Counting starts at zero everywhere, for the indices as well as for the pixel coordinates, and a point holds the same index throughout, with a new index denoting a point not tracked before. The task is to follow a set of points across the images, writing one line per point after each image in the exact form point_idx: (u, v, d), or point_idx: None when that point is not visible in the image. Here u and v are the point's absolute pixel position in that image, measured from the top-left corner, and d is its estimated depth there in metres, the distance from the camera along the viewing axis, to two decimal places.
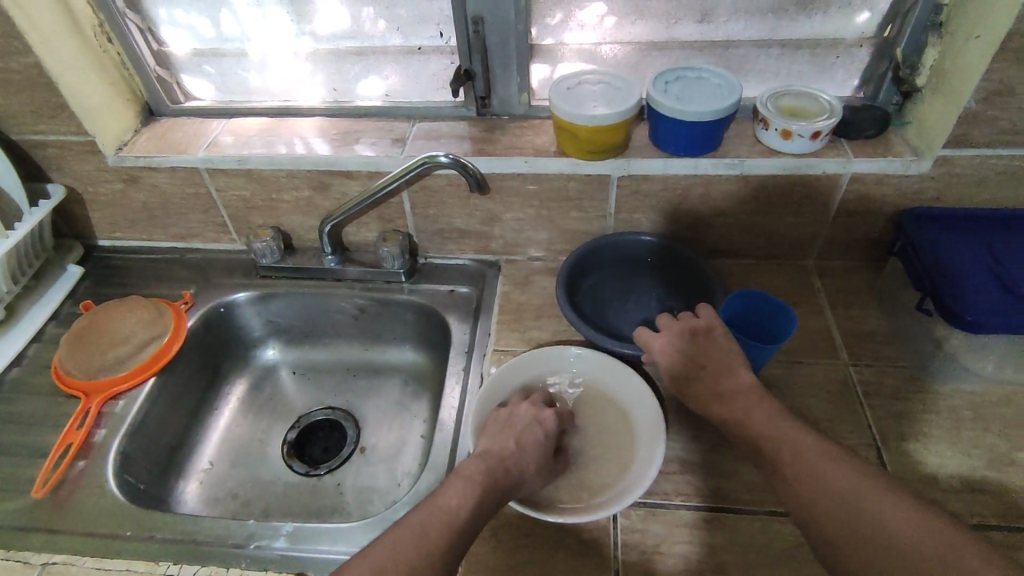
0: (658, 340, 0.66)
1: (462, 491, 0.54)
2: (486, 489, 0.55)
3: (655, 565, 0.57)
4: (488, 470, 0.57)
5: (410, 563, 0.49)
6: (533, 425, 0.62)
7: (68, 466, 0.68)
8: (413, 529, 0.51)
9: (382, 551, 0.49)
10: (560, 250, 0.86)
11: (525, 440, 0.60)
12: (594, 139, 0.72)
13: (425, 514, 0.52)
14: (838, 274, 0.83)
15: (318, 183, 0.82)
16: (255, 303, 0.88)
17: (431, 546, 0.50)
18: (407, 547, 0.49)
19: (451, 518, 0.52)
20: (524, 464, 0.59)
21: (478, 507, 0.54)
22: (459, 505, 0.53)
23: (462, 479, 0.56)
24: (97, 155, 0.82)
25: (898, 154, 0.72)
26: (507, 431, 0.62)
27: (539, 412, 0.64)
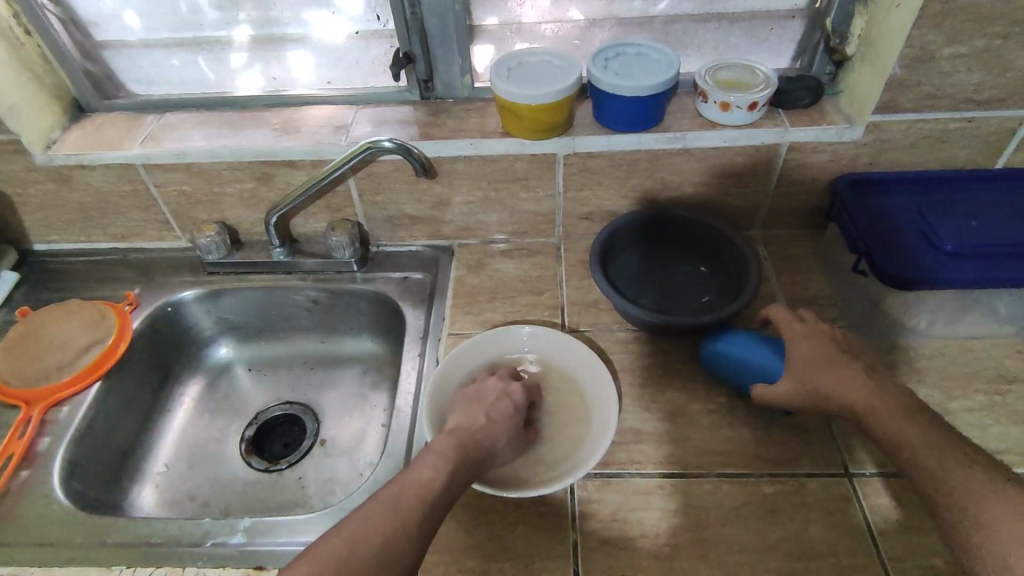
0: (797, 326, 0.63)
1: (435, 465, 0.54)
2: (458, 462, 0.55)
3: (612, 533, 0.58)
4: (460, 443, 0.57)
5: (382, 534, 0.48)
6: (500, 399, 0.63)
7: (11, 477, 0.65)
8: (385, 501, 0.50)
9: (352, 523, 0.48)
10: (511, 232, 0.86)
11: (495, 414, 0.61)
12: (537, 118, 0.72)
13: (396, 487, 0.52)
14: (783, 242, 0.85)
15: (261, 174, 0.80)
16: (204, 301, 0.86)
17: (403, 518, 0.49)
18: (380, 518, 0.49)
19: (424, 490, 0.52)
20: (494, 438, 0.59)
21: (452, 479, 0.54)
22: (432, 477, 0.53)
23: (434, 452, 0.55)
24: (25, 155, 0.79)
25: (832, 122, 0.74)
26: (475, 406, 0.62)
27: (506, 386, 0.65)
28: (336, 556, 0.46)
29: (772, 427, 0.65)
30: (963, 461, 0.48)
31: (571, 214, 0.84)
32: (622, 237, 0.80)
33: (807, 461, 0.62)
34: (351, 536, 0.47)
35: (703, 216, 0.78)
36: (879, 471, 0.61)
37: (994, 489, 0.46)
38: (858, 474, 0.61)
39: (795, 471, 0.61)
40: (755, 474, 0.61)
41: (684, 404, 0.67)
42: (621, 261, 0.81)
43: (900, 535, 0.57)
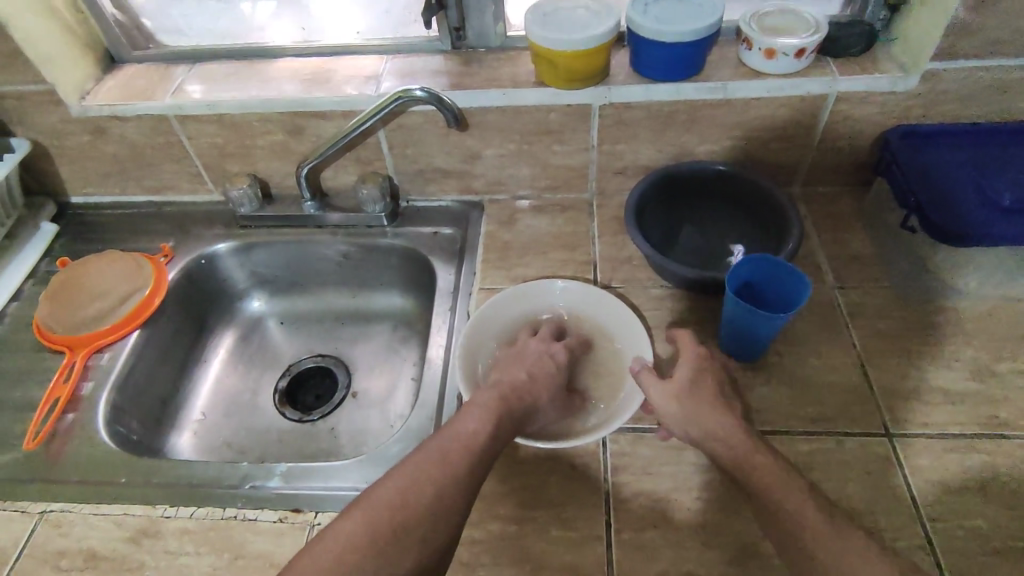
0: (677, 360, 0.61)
1: (479, 417, 0.56)
2: (502, 414, 0.57)
3: (645, 487, 0.58)
4: (502, 397, 0.58)
5: (432, 482, 0.50)
6: (543, 358, 0.64)
7: (58, 419, 0.67)
8: (434, 451, 0.52)
9: (404, 471, 0.51)
10: (543, 187, 0.85)
11: (539, 373, 0.62)
12: (572, 66, 0.70)
13: (445, 438, 0.54)
14: (825, 200, 0.82)
15: (292, 126, 0.80)
16: (237, 255, 0.87)
17: (451, 467, 0.52)
18: (429, 467, 0.51)
19: (471, 440, 0.54)
20: (537, 393, 0.60)
21: (496, 432, 0.55)
22: (476, 428, 0.55)
23: (479, 406, 0.57)
24: (60, 106, 0.79)
25: (885, 71, 0.70)
26: (518, 363, 0.63)
27: (549, 346, 0.66)
28: (390, 502, 0.49)
29: (810, 386, 0.64)
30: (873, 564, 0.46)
31: (604, 169, 0.82)
32: (655, 194, 0.77)
33: (846, 420, 0.61)
34: (403, 484, 0.50)
35: (741, 172, 0.76)
36: (920, 432, 0.60)
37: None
38: (898, 434, 0.60)
39: (833, 430, 0.60)
40: (792, 432, 0.60)
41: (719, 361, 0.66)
42: (655, 220, 0.78)
43: (941, 495, 0.56)
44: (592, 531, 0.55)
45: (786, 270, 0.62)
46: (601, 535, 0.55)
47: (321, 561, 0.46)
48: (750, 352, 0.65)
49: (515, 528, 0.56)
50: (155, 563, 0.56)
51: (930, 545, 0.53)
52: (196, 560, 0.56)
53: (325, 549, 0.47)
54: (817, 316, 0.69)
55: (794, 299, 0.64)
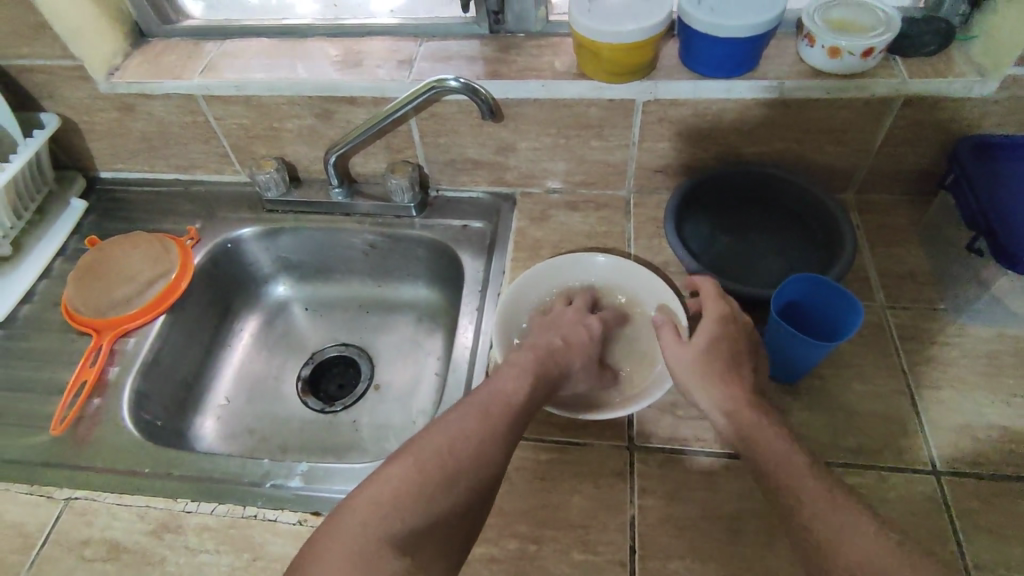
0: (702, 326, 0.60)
1: (517, 377, 0.58)
2: (538, 375, 0.59)
3: (671, 512, 0.56)
4: (538, 358, 0.60)
5: (476, 435, 0.52)
6: (578, 327, 0.66)
7: (84, 404, 0.68)
8: (477, 406, 0.54)
9: (451, 420, 0.53)
10: (578, 182, 0.81)
11: (574, 339, 0.64)
12: (617, 59, 0.66)
13: (485, 396, 0.55)
14: (880, 208, 0.77)
15: (321, 110, 0.77)
16: (263, 239, 0.86)
17: (494, 422, 0.53)
18: (474, 419, 0.53)
19: (512, 397, 0.56)
20: (570, 358, 0.62)
21: (533, 388, 0.57)
22: (517, 386, 0.57)
23: (515, 365, 0.59)
24: (89, 82, 0.78)
25: (960, 74, 0.65)
26: (553, 330, 0.65)
27: (584, 318, 0.67)
28: (437, 452, 0.50)
29: (852, 415, 0.60)
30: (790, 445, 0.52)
31: (644, 166, 0.78)
32: (697, 197, 0.74)
33: (890, 453, 0.58)
34: (449, 436, 0.51)
35: (793, 176, 0.71)
36: (969, 471, 0.56)
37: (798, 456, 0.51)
38: (945, 472, 0.56)
39: (875, 464, 0.57)
40: (831, 463, 0.57)
41: None
42: (695, 225, 0.74)
43: (987, 542, 0.53)
44: (615, 556, 0.54)
45: (837, 293, 0.58)
46: (624, 561, 0.53)
47: (374, 505, 0.47)
48: (788, 375, 0.61)
49: (535, 547, 0.55)
50: (176, 559, 0.57)
51: None
52: (215, 558, 0.56)
53: (377, 492, 0.47)
54: (864, 337, 0.65)
55: (845, 325, 0.60)
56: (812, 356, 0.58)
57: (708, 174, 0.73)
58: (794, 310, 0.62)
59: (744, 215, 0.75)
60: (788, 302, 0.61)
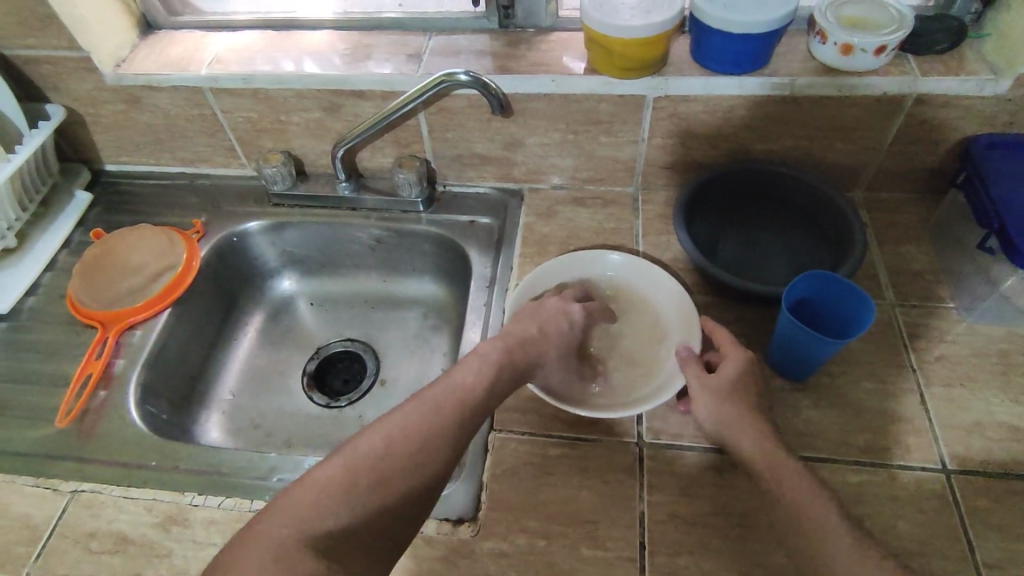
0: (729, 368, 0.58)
1: (478, 370, 0.58)
2: (502, 369, 0.59)
3: (681, 509, 0.55)
4: (504, 349, 0.60)
5: (418, 435, 0.51)
6: (557, 315, 0.65)
7: (90, 396, 0.67)
8: (425, 404, 0.54)
9: (396, 418, 0.52)
10: (586, 178, 0.81)
11: (550, 328, 0.64)
12: (628, 55, 0.65)
13: (435, 394, 0.55)
14: (889, 206, 0.77)
15: (329, 104, 0.77)
16: (269, 233, 0.85)
17: (439, 422, 0.53)
18: (420, 417, 0.52)
19: (464, 396, 0.55)
20: (542, 349, 0.62)
21: (493, 383, 0.57)
22: (473, 384, 0.56)
23: (480, 356, 0.59)
24: (96, 73, 0.77)
25: (972, 72, 0.64)
26: (531, 317, 0.65)
27: (567, 304, 0.66)
28: (373, 451, 0.50)
29: (862, 412, 0.60)
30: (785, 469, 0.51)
31: (653, 163, 0.78)
32: (706, 194, 0.73)
33: (900, 451, 0.58)
34: (388, 435, 0.51)
35: (803, 174, 0.71)
36: (980, 470, 0.56)
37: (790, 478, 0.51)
38: (956, 470, 0.56)
39: (885, 462, 0.57)
40: (841, 460, 0.57)
41: (766, 379, 0.63)
42: (704, 222, 0.74)
43: (997, 541, 0.53)
44: (624, 552, 0.54)
45: (845, 289, 0.59)
46: (633, 557, 0.53)
47: (302, 502, 0.46)
48: (798, 372, 0.61)
49: (543, 543, 0.55)
50: (182, 552, 0.56)
51: None
52: None
53: (308, 489, 0.47)
54: (874, 335, 0.65)
55: (856, 322, 0.60)
56: (824, 353, 0.58)
57: (717, 170, 0.73)
58: (804, 307, 0.62)
59: (753, 214, 0.75)
60: (797, 299, 0.61)
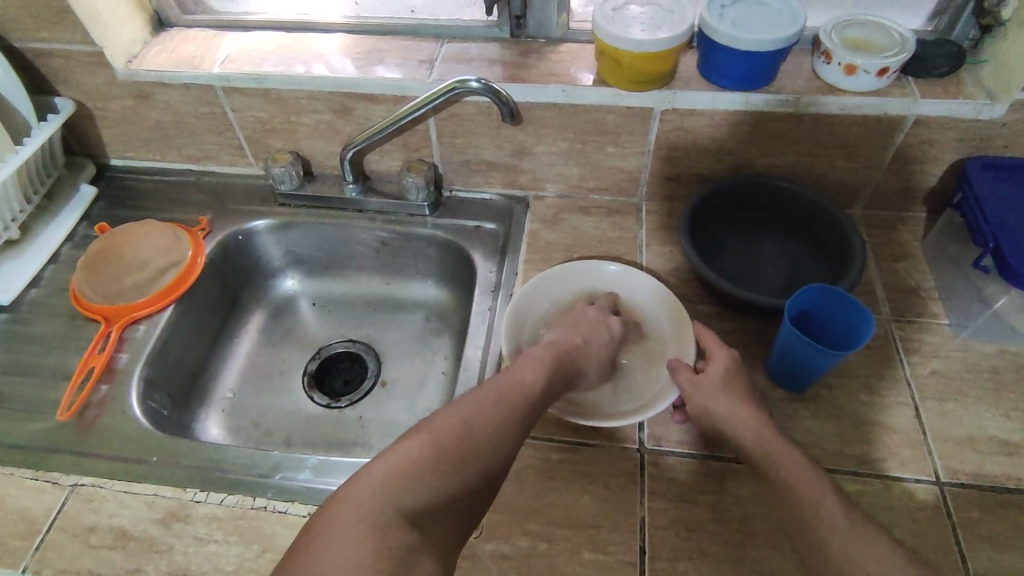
0: (716, 367, 0.60)
1: (535, 367, 0.59)
2: (555, 370, 0.60)
3: (682, 514, 0.56)
4: (557, 355, 0.61)
5: (492, 419, 0.52)
6: (599, 326, 0.66)
7: (92, 389, 0.67)
8: (493, 391, 0.55)
9: (467, 404, 0.53)
10: (591, 187, 0.82)
11: (591, 334, 0.65)
12: (638, 67, 0.67)
13: (503, 383, 0.56)
14: (886, 224, 0.78)
15: (340, 106, 0.77)
16: (275, 232, 0.86)
17: (509, 409, 0.54)
18: (488, 406, 0.53)
19: (528, 387, 0.56)
20: (586, 359, 0.63)
21: (548, 383, 0.58)
22: (534, 378, 0.57)
23: (534, 359, 0.60)
24: (107, 68, 0.77)
25: (970, 96, 0.66)
26: (575, 327, 0.66)
27: (606, 317, 0.68)
28: (452, 432, 0.50)
29: (858, 424, 0.61)
30: (794, 462, 0.52)
31: (658, 174, 0.79)
32: (710, 206, 0.74)
33: (895, 462, 0.59)
34: (465, 417, 0.52)
35: (803, 190, 0.72)
36: (972, 482, 0.58)
37: (801, 468, 0.52)
38: (949, 482, 0.58)
39: (882, 473, 0.58)
40: (838, 470, 0.58)
41: (766, 389, 0.64)
42: (706, 233, 0.75)
43: (989, 551, 0.54)
44: (625, 556, 0.54)
45: (846, 302, 0.60)
46: (634, 561, 0.54)
47: (388, 477, 0.47)
48: (797, 383, 0.63)
49: (546, 545, 0.55)
50: (183, 548, 0.56)
51: None
52: (225, 548, 0.56)
53: (392, 464, 0.48)
54: (871, 349, 0.66)
55: (857, 335, 0.61)
56: (823, 365, 0.59)
57: (720, 182, 0.74)
58: (803, 317, 0.63)
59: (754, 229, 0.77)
60: (795, 312, 0.62)
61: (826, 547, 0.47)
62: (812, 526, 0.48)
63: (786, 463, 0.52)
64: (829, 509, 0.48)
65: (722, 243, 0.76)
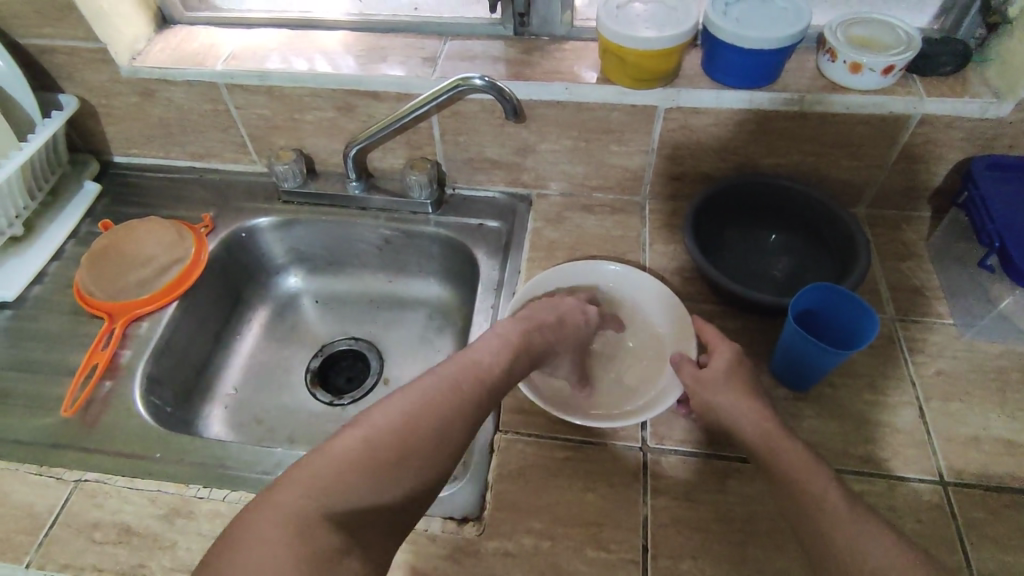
0: (718, 361, 0.59)
1: (497, 351, 0.59)
2: (518, 351, 0.60)
3: (685, 513, 0.56)
4: (526, 333, 0.61)
5: (439, 413, 0.52)
6: (576, 312, 0.67)
7: (95, 386, 0.68)
8: (445, 381, 0.54)
9: (411, 396, 0.52)
10: (594, 186, 0.82)
11: (568, 321, 0.66)
12: (642, 65, 0.66)
13: (456, 371, 0.55)
14: (890, 223, 0.78)
15: (343, 103, 0.77)
16: (278, 230, 0.86)
17: (456, 401, 0.53)
18: (435, 398, 0.52)
19: (479, 378, 0.56)
20: (556, 337, 0.64)
21: (508, 364, 0.59)
22: (488, 368, 0.57)
23: (501, 337, 0.60)
24: (111, 65, 0.77)
25: (976, 94, 0.66)
26: (549, 306, 0.66)
27: (584, 305, 0.69)
28: (393, 428, 0.50)
29: (862, 424, 0.61)
30: (799, 457, 0.52)
31: (662, 173, 0.79)
32: (714, 205, 0.74)
33: (899, 462, 0.59)
34: (409, 411, 0.51)
35: (807, 190, 0.72)
36: (977, 483, 0.57)
37: (805, 462, 0.51)
38: (954, 483, 0.57)
39: (885, 473, 0.58)
40: (842, 470, 0.58)
41: (769, 388, 0.64)
42: (710, 232, 0.75)
43: (995, 552, 0.54)
44: (627, 554, 0.54)
45: (850, 301, 0.60)
46: (637, 559, 0.54)
47: (319, 477, 0.46)
48: (801, 382, 0.62)
49: (549, 544, 0.55)
50: (187, 544, 0.56)
51: None
52: None
53: (327, 461, 0.47)
54: (875, 348, 0.66)
55: (861, 334, 0.61)
56: (828, 364, 0.59)
57: (725, 181, 0.74)
58: (807, 315, 0.63)
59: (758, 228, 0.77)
60: (798, 311, 0.61)
61: (830, 543, 0.47)
62: (817, 522, 0.48)
63: (790, 458, 0.52)
64: (835, 506, 0.48)
65: (726, 242, 0.76)
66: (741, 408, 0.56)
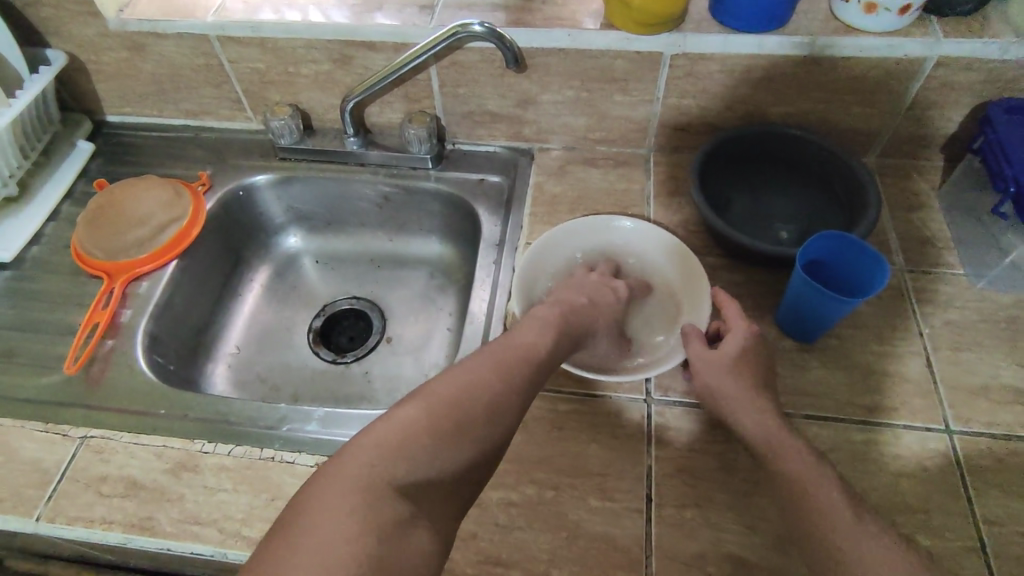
0: (730, 343, 0.57)
1: (540, 329, 0.57)
2: (560, 330, 0.58)
3: (688, 463, 0.56)
4: (565, 314, 0.59)
5: (491, 385, 0.50)
6: (603, 288, 0.65)
7: (97, 344, 0.67)
8: (492, 356, 0.53)
9: (465, 369, 0.51)
10: (597, 138, 0.80)
11: (600, 301, 0.63)
12: (647, 9, 0.64)
13: (505, 346, 0.54)
14: (901, 173, 0.76)
15: (339, 55, 0.75)
16: (276, 187, 0.84)
17: (509, 371, 0.52)
18: (488, 369, 0.51)
19: (531, 351, 0.54)
20: (593, 316, 0.61)
21: (555, 342, 0.57)
22: (537, 341, 0.56)
23: (542, 319, 0.58)
24: (98, 19, 0.75)
25: (995, 35, 0.63)
26: (578, 289, 0.64)
27: (609, 279, 0.66)
28: (449, 397, 0.48)
29: (869, 374, 0.61)
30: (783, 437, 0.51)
31: (666, 123, 0.77)
32: (721, 154, 0.72)
33: (906, 412, 0.58)
34: (463, 382, 0.50)
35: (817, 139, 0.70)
36: (984, 431, 0.57)
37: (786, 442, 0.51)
38: (959, 430, 0.57)
39: (891, 422, 0.58)
40: (847, 419, 0.58)
41: (775, 339, 0.63)
42: (716, 182, 0.73)
43: (999, 498, 0.54)
44: (631, 503, 0.54)
45: (859, 250, 0.59)
46: (640, 508, 0.54)
47: (380, 446, 0.45)
48: (807, 333, 0.62)
49: (553, 493, 0.55)
50: (194, 497, 0.57)
51: (983, 548, 0.51)
52: (234, 496, 0.56)
53: (384, 432, 0.46)
54: (883, 299, 0.65)
55: (870, 284, 0.60)
56: (834, 314, 0.58)
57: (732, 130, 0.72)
58: (813, 265, 0.62)
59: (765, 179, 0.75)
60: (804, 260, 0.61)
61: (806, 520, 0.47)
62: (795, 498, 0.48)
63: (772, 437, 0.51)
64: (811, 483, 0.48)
65: (732, 192, 0.75)
66: (735, 393, 0.54)
